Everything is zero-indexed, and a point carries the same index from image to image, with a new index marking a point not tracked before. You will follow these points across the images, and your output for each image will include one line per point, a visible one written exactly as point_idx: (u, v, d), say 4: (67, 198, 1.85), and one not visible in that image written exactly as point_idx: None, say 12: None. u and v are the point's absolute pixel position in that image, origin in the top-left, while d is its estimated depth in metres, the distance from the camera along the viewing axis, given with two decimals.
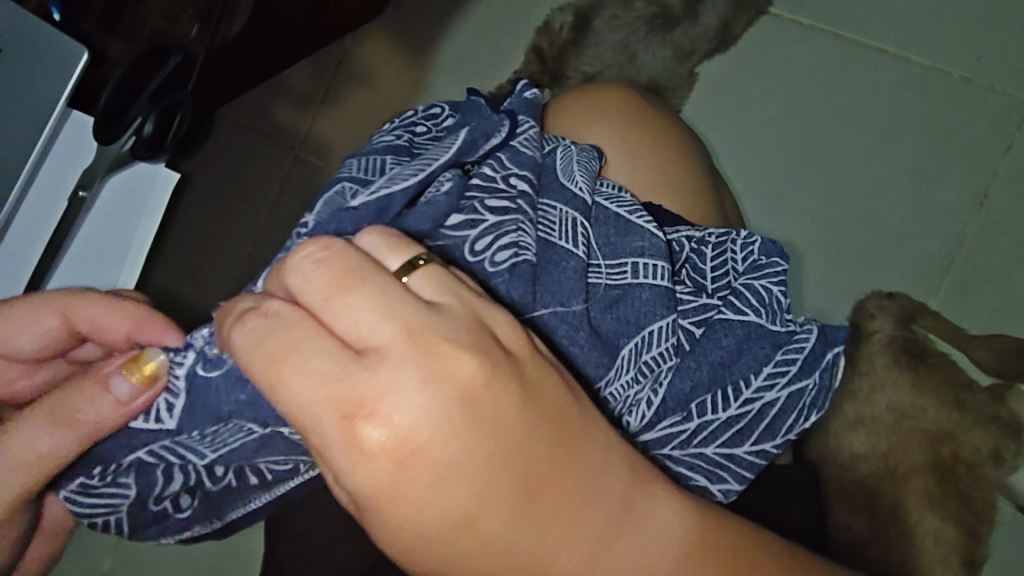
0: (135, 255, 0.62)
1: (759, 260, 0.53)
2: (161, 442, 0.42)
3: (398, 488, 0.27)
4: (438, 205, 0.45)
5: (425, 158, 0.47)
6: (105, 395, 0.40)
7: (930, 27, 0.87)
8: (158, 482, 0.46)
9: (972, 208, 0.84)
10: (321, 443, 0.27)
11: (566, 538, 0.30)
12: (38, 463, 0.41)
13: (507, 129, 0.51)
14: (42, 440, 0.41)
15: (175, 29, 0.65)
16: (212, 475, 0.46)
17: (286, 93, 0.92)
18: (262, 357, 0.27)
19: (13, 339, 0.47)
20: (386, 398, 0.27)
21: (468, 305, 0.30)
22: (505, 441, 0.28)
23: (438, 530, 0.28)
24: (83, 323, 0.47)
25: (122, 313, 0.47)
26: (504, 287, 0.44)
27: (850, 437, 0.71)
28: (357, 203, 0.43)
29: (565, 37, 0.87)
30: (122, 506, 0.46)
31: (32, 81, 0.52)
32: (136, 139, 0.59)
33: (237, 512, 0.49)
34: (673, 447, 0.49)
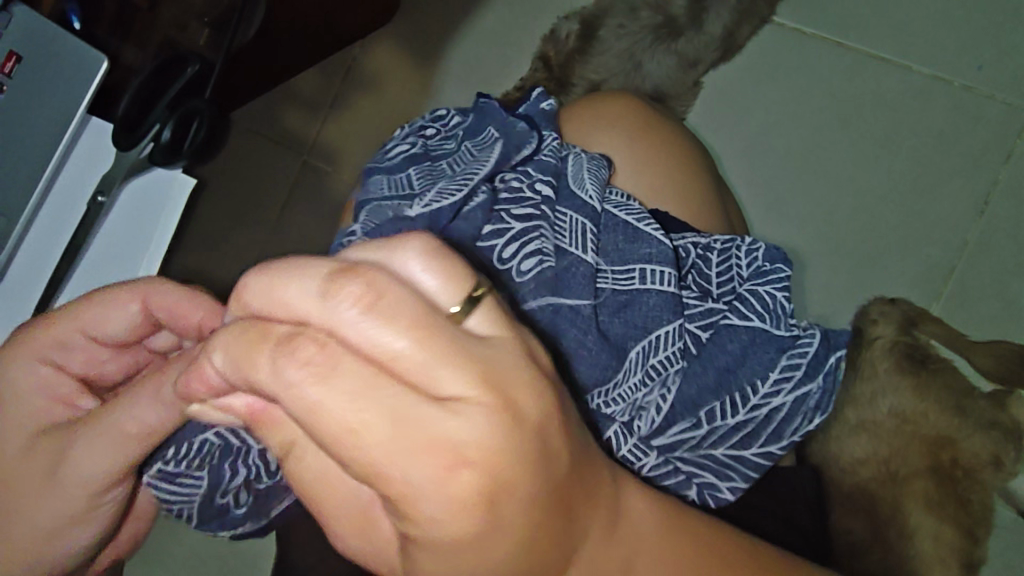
0: (155, 250, 0.63)
1: (764, 266, 0.54)
2: (230, 424, 0.48)
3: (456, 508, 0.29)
4: (473, 222, 0.48)
5: (467, 171, 0.50)
6: (195, 375, 0.43)
7: (931, 37, 0.88)
8: (226, 474, 0.50)
9: (974, 216, 0.85)
10: (406, 489, 0.28)
11: (581, 530, 0.36)
12: (145, 435, 0.45)
13: (534, 142, 0.54)
14: (148, 414, 0.44)
15: (184, 34, 0.67)
16: (267, 470, 0.51)
17: (295, 99, 0.94)
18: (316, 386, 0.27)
19: (98, 326, 0.49)
20: (478, 443, 0.28)
21: (514, 326, 0.31)
22: (540, 464, 0.31)
23: (503, 553, 0.31)
24: (160, 311, 0.48)
25: (195, 305, 0.48)
26: (531, 294, 0.48)
27: (852, 442, 0.71)
28: (411, 213, 0.48)
29: (572, 46, 0.89)
30: (196, 495, 0.50)
31: (53, 86, 0.54)
32: (155, 145, 0.61)
33: (278, 509, 0.54)
34: (683, 449, 0.52)
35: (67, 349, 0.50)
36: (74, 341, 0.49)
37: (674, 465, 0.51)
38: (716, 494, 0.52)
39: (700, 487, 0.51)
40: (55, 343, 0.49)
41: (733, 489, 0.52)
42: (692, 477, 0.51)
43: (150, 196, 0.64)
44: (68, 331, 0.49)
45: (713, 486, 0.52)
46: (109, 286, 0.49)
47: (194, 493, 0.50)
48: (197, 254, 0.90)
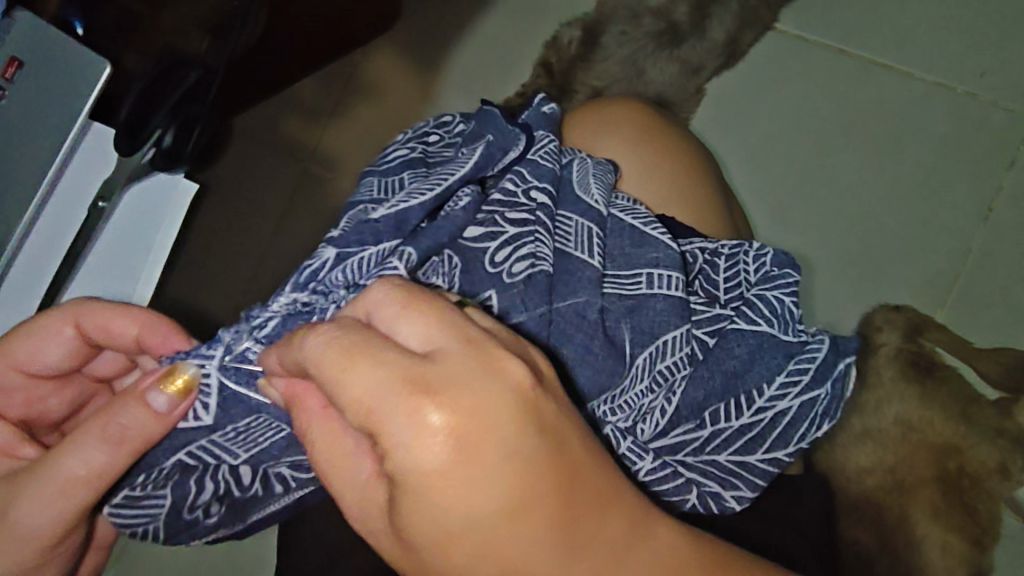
0: (152, 265, 0.63)
1: (772, 271, 0.54)
2: (200, 441, 0.45)
3: (450, 469, 0.29)
4: (454, 221, 0.46)
5: (442, 173, 0.48)
6: (143, 408, 0.42)
7: (934, 43, 0.88)
8: (189, 492, 0.47)
9: (978, 222, 0.85)
10: (414, 378, 0.29)
11: (476, 511, 0.29)
12: (93, 476, 0.43)
13: (523, 143, 0.53)
14: (92, 455, 0.42)
15: (185, 42, 0.65)
16: (239, 482, 0.47)
17: (295, 106, 0.93)
18: (334, 349, 0.30)
19: (42, 355, 0.49)
20: (449, 384, 0.29)
21: (465, 342, 0.31)
22: (507, 419, 0.30)
23: (489, 523, 0.29)
24: (94, 329, 0.48)
25: (130, 318, 0.48)
26: (518, 297, 0.46)
27: (857, 451, 0.67)
28: (377, 216, 0.45)
29: (575, 51, 0.89)
30: (159, 515, 0.47)
31: (56, 93, 0.53)
32: (156, 150, 0.63)
33: (258, 514, 0.49)
34: (687, 452, 0.51)
35: (5, 391, 0.50)
36: (10, 381, 0.50)
37: (674, 468, 0.49)
38: (720, 502, 0.51)
39: (700, 493, 0.50)
40: None
41: (739, 497, 0.51)
42: (694, 483, 0.50)
43: (147, 203, 0.63)
44: (3, 369, 0.49)
45: (716, 493, 0.51)
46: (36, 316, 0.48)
47: (155, 512, 0.47)
48: (197, 263, 0.89)
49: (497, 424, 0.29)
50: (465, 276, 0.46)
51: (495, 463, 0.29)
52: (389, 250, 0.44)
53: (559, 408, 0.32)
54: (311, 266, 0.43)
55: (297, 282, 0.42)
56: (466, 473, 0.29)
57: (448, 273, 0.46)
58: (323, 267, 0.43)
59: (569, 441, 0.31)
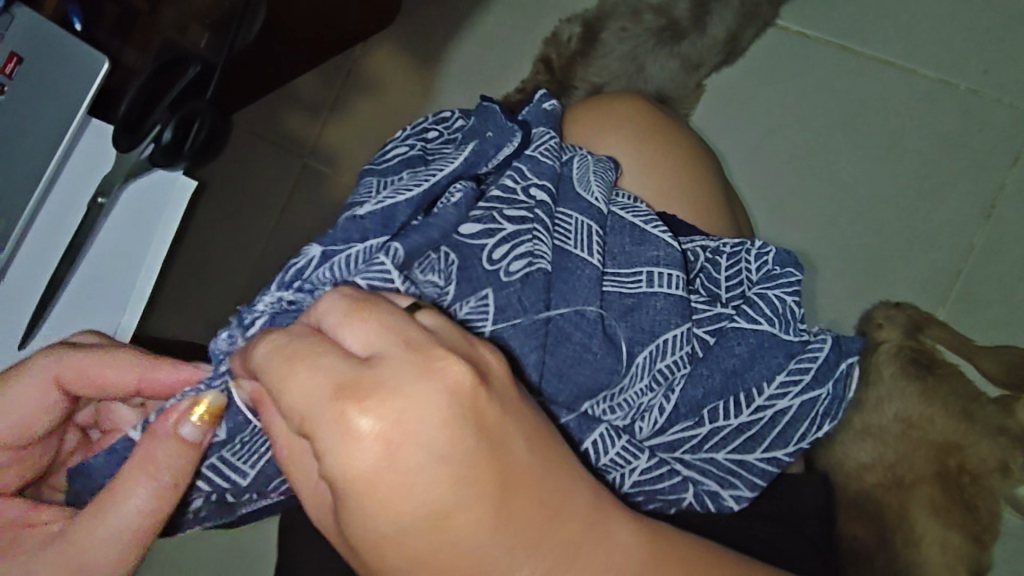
0: (148, 268, 0.62)
1: (774, 270, 0.54)
2: (212, 459, 0.45)
3: (379, 475, 0.29)
4: (447, 218, 0.46)
5: (432, 170, 0.49)
6: (176, 445, 0.41)
7: (937, 40, 0.88)
8: (190, 500, 0.47)
9: (980, 219, 0.85)
10: (343, 384, 0.29)
11: (401, 514, 0.29)
12: (136, 522, 0.41)
13: (520, 139, 0.52)
14: (132, 499, 0.41)
15: (184, 39, 0.67)
16: (235, 491, 0.47)
17: (296, 102, 0.93)
18: (278, 357, 0.31)
19: (23, 406, 0.48)
20: (382, 389, 0.29)
21: (405, 347, 0.31)
22: (442, 424, 0.30)
23: (416, 525, 0.30)
24: (77, 381, 0.48)
25: (119, 364, 0.49)
26: (516, 295, 0.47)
27: (856, 448, 0.67)
28: (363, 212, 0.45)
29: (574, 48, 0.88)
30: (159, 526, 0.48)
31: (55, 89, 0.53)
32: (155, 147, 0.61)
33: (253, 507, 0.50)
34: (685, 450, 0.51)
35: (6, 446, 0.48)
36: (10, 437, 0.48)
37: (670, 467, 0.49)
38: (718, 501, 0.51)
39: (697, 491, 0.50)
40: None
41: (738, 497, 0.51)
42: (691, 481, 0.50)
43: (148, 202, 0.63)
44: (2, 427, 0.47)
45: (715, 491, 0.51)
46: (27, 358, 0.48)
47: None
48: (198, 259, 0.89)
49: (428, 428, 0.29)
50: (462, 272, 0.46)
51: (422, 465, 0.29)
52: (377, 246, 0.43)
53: (501, 411, 0.32)
54: (296, 263, 0.42)
55: (283, 280, 0.42)
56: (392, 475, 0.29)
57: (445, 269, 0.46)
58: (308, 265, 0.42)
59: (506, 442, 0.32)
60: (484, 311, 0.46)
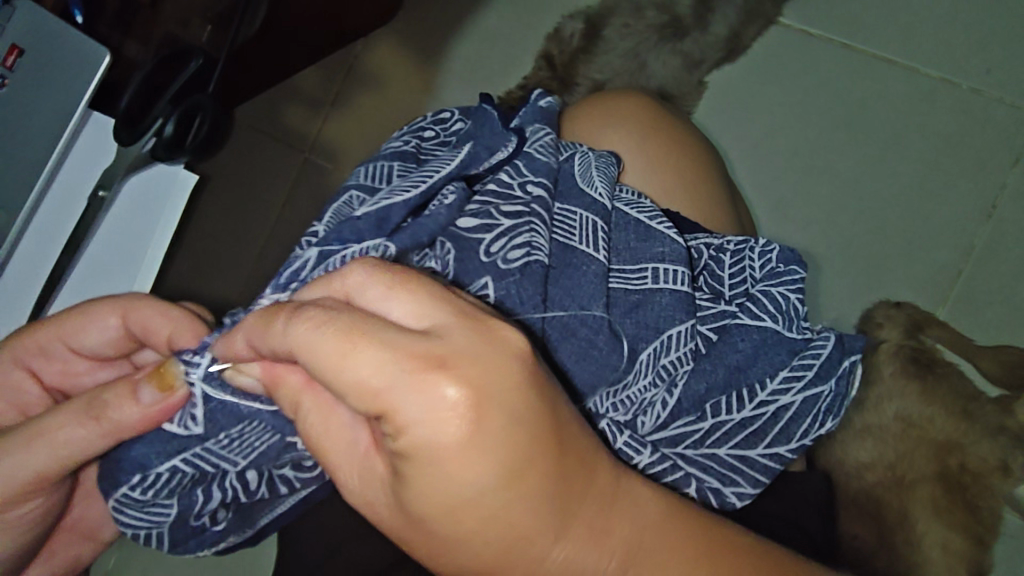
0: (148, 263, 0.63)
1: (778, 267, 0.54)
2: (193, 449, 0.44)
3: (464, 440, 0.30)
4: (439, 217, 0.46)
5: (426, 171, 0.48)
6: (131, 402, 0.42)
7: (939, 39, 0.87)
8: (197, 499, 0.46)
9: (981, 219, 0.85)
10: (421, 351, 0.30)
11: (483, 477, 0.30)
12: (66, 452, 0.43)
13: (515, 143, 0.53)
14: (71, 430, 0.43)
15: (187, 33, 0.66)
16: (247, 489, 0.46)
17: (296, 97, 0.93)
18: (334, 332, 0.30)
19: (75, 336, 0.48)
20: (458, 355, 0.30)
21: (461, 314, 0.32)
22: (515, 386, 0.31)
23: (495, 485, 0.31)
24: (137, 324, 0.47)
25: (167, 319, 0.46)
26: (514, 286, 0.46)
27: (856, 448, 0.67)
28: (360, 213, 0.44)
29: (577, 45, 0.88)
30: (164, 522, 0.47)
31: (54, 82, 0.53)
32: (157, 140, 0.60)
33: (268, 517, 0.50)
34: (688, 445, 0.51)
35: (48, 356, 0.49)
36: (54, 350, 0.49)
37: (672, 461, 0.49)
38: (721, 496, 0.51)
39: (701, 487, 0.50)
40: (35, 349, 0.49)
41: (740, 494, 0.51)
42: (694, 477, 0.50)
43: (151, 193, 0.63)
44: (48, 339, 0.48)
45: (716, 488, 0.51)
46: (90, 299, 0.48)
47: (162, 520, 0.47)
48: (197, 253, 0.89)
49: (501, 390, 0.30)
50: (459, 263, 0.46)
51: (503, 424, 0.30)
52: (371, 246, 0.43)
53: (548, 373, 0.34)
54: (292, 265, 0.42)
55: (277, 283, 0.42)
56: (478, 437, 0.30)
57: (443, 258, 0.46)
58: (305, 266, 0.42)
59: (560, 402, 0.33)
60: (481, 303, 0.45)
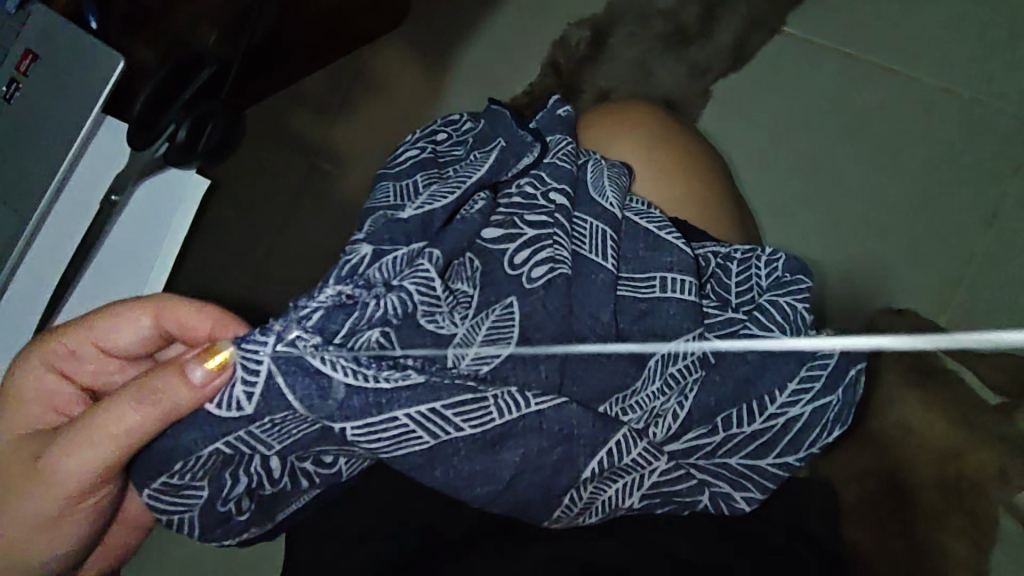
0: (162, 262, 0.63)
1: (784, 277, 0.55)
2: (237, 433, 0.42)
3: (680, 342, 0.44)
4: (472, 224, 0.48)
5: (461, 176, 0.50)
6: (179, 378, 0.40)
7: (940, 50, 0.88)
8: (226, 483, 0.47)
9: (981, 228, 0.86)
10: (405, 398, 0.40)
11: None
12: (123, 437, 0.42)
13: (538, 151, 0.53)
14: (127, 416, 0.41)
15: (193, 35, 0.66)
16: (271, 477, 0.48)
17: (304, 101, 0.93)
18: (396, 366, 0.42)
19: (113, 334, 0.49)
20: None
21: None
22: None
23: None
24: (172, 322, 0.48)
25: (204, 314, 0.48)
26: (541, 301, 0.47)
27: (855, 454, 0.69)
28: (405, 215, 0.46)
29: (583, 52, 0.91)
30: (196, 505, 0.47)
31: (67, 89, 0.53)
32: (170, 145, 0.61)
33: (286, 511, 0.52)
34: (700, 454, 0.52)
35: (76, 358, 0.49)
36: (82, 351, 0.49)
37: (687, 471, 0.51)
38: (731, 503, 0.53)
39: (712, 494, 0.52)
40: (64, 351, 0.49)
41: (750, 498, 0.53)
42: (705, 485, 0.52)
43: (165, 195, 0.64)
44: (78, 341, 0.49)
45: (726, 493, 0.52)
46: (120, 300, 0.49)
47: (191, 504, 0.47)
48: (206, 257, 0.90)
49: None
50: (485, 275, 0.48)
51: None
52: (417, 250, 0.45)
53: None
54: (347, 261, 0.43)
55: (338, 274, 0.42)
56: None
57: (471, 277, 0.48)
58: (361, 262, 0.43)
59: None
60: (510, 319, 0.47)
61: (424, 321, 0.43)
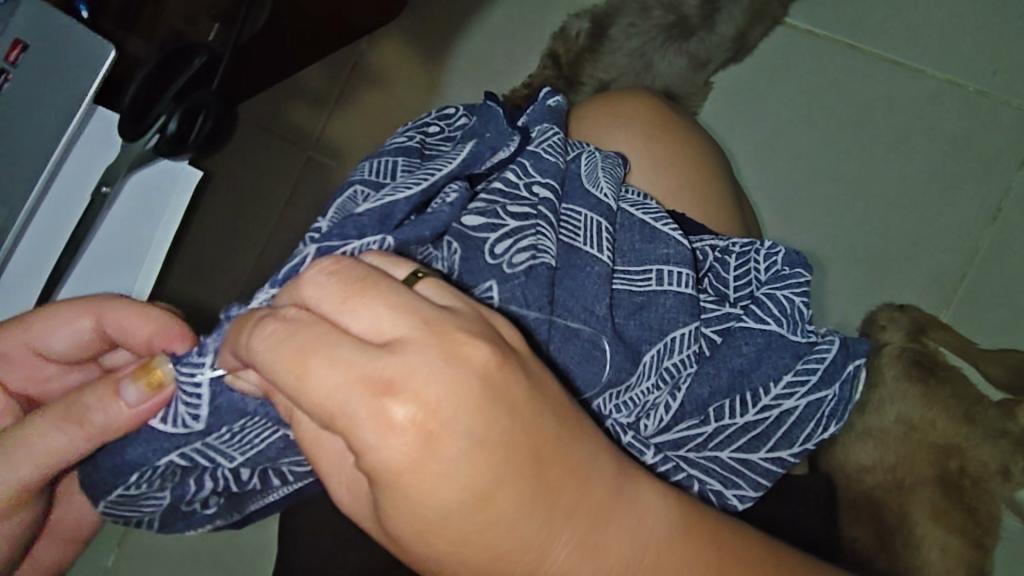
0: (150, 263, 0.62)
1: (783, 269, 0.54)
2: (193, 445, 0.42)
3: (422, 464, 0.28)
4: (442, 216, 0.45)
5: (430, 169, 0.47)
6: (116, 400, 0.42)
7: (945, 42, 0.87)
8: (189, 489, 0.46)
9: (985, 223, 0.85)
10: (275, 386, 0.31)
11: (348, 485, 0.33)
12: (48, 456, 0.44)
13: (517, 142, 0.52)
14: (55, 435, 0.43)
15: (191, 29, 0.66)
16: (238, 479, 0.46)
17: (299, 93, 0.92)
18: (289, 350, 0.29)
19: (48, 339, 0.48)
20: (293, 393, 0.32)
21: (279, 379, 0.29)
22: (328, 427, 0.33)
23: (356, 492, 0.33)
24: (113, 327, 0.48)
25: (149, 320, 0.47)
26: (519, 288, 0.45)
27: (857, 449, 0.66)
28: (361, 210, 0.43)
29: (582, 44, 0.87)
30: (154, 510, 0.48)
31: (55, 82, 0.52)
32: (161, 136, 0.60)
33: (259, 504, 0.48)
34: (690, 447, 0.51)
35: (11, 363, 0.49)
36: (18, 355, 0.49)
37: (675, 463, 0.50)
38: (723, 499, 0.51)
39: (702, 488, 0.50)
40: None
41: (741, 496, 0.51)
42: (695, 478, 0.50)
43: (153, 190, 0.63)
44: (13, 344, 0.49)
45: (718, 491, 0.51)
46: (60, 301, 0.49)
47: (154, 508, 0.47)
48: (201, 253, 0.89)
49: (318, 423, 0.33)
50: (464, 263, 0.45)
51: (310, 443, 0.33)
52: (372, 243, 0.41)
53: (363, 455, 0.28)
54: (291, 262, 0.41)
55: (275, 280, 0.40)
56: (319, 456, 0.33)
57: (450, 258, 0.45)
58: (304, 263, 0.40)
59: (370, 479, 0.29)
60: (487, 303, 0.45)
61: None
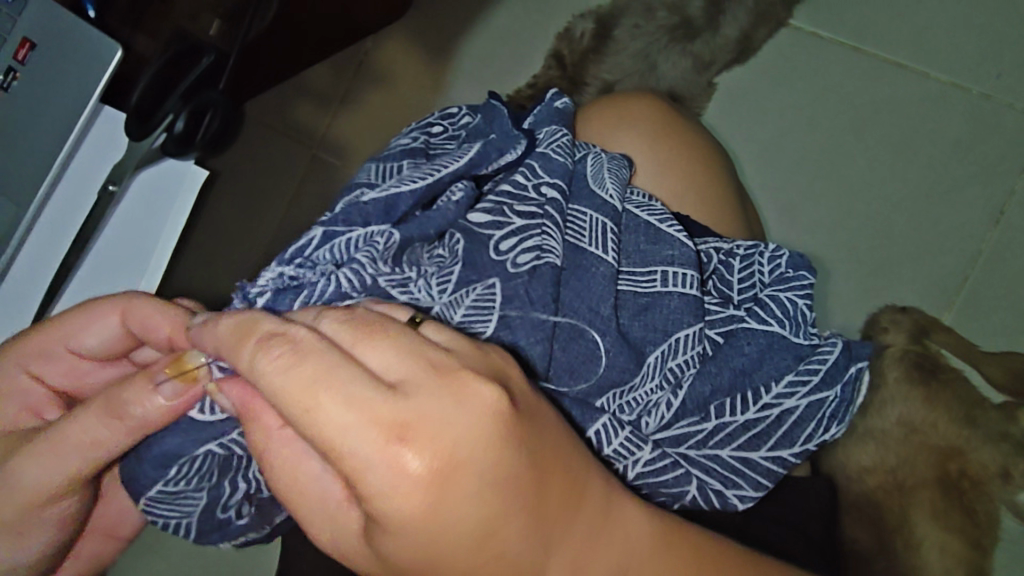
0: (156, 260, 0.62)
1: (787, 273, 0.55)
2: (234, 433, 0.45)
3: (426, 504, 0.30)
4: (447, 212, 0.47)
5: (436, 164, 0.48)
6: (151, 393, 0.42)
7: (951, 44, 0.87)
8: (223, 492, 0.47)
9: (988, 226, 0.85)
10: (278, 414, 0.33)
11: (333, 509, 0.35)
12: (94, 448, 0.43)
13: (525, 147, 0.52)
14: (98, 429, 0.43)
15: (194, 25, 0.65)
16: (269, 483, 0.48)
17: (305, 93, 0.93)
18: (301, 381, 0.30)
19: (78, 337, 0.49)
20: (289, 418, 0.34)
21: (289, 413, 0.31)
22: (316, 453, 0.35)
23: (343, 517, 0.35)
24: (137, 325, 0.48)
25: (169, 316, 0.47)
26: (524, 288, 0.46)
27: (859, 451, 0.65)
28: (367, 199, 0.46)
29: (586, 44, 0.88)
30: (190, 513, 0.48)
31: (65, 78, 0.52)
32: (167, 136, 0.60)
33: (285, 515, 0.50)
34: (691, 445, 0.51)
35: (48, 359, 0.50)
36: (53, 352, 0.50)
37: (673, 460, 0.49)
38: (722, 498, 0.51)
39: (702, 487, 0.51)
40: (33, 355, 0.50)
41: (741, 496, 0.52)
42: (695, 477, 0.50)
43: (161, 189, 0.63)
44: (48, 344, 0.49)
45: (717, 491, 0.51)
46: (93, 299, 0.49)
47: (190, 510, 0.48)
48: (206, 250, 0.89)
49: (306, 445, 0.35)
50: (467, 256, 0.46)
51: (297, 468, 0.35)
52: (375, 231, 0.45)
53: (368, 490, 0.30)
54: (297, 241, 0.44)
55: (283, 256, 0.44)
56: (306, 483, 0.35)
57: (453, 248, 0.47)
58: (310, 243, 0.44)
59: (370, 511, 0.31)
60: (491, 300, 0.45)
61: (396, 293, 0.44)
